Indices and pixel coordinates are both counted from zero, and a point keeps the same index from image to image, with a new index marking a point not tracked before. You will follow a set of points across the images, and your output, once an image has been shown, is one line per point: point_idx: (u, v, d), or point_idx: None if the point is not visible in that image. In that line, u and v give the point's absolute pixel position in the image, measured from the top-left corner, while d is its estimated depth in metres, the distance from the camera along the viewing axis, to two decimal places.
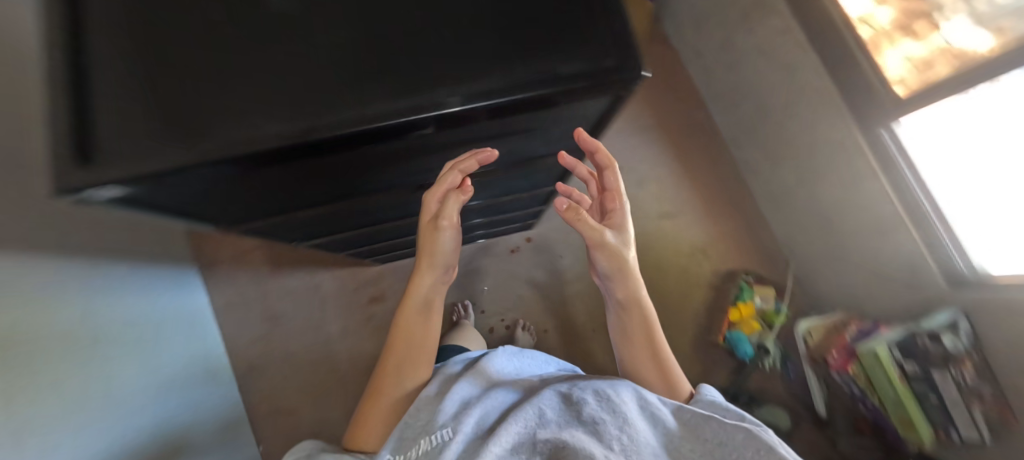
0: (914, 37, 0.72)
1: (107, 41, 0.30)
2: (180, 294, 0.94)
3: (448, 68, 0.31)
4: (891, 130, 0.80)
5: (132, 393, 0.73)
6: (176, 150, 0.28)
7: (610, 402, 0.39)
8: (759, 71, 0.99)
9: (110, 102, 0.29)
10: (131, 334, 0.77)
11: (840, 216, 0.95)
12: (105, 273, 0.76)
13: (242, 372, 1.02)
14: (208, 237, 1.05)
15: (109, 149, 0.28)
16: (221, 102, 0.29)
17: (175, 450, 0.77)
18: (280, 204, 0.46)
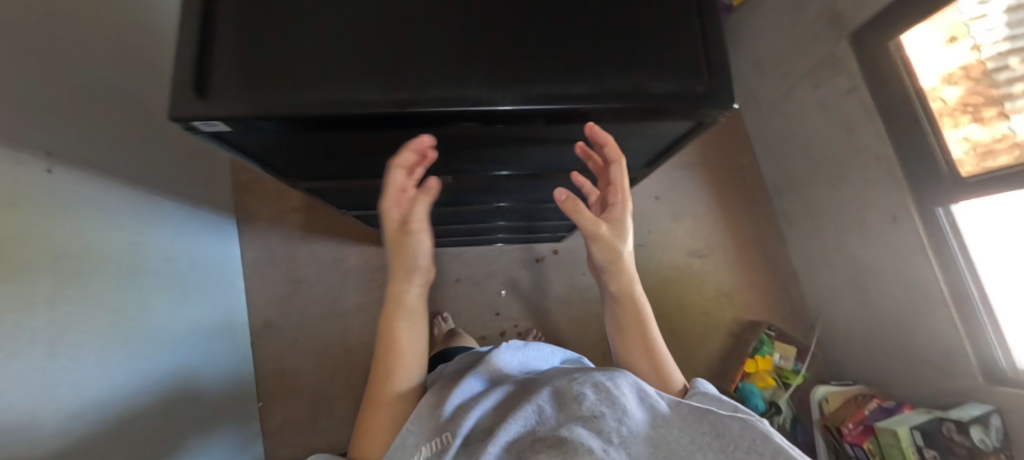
0: (978, 121, 0.72)
1: None
2: (215, 240, 0.97)
3: (544, 67, 0.33)
4: (947, 209, 0.79)
5: (159, 324, 0.75)
6: (284, 99, 0.31)
7: (610, 395, 0.31)
8: (815, 127, 0.99)
9: (230, 46, 0.32)
10: (167, 268, 0.80)
11: (877, 287, 0.93)
12: (155, 208, 0.79)
13: (257, 327, 1.04)
14: (250, 192, 1.09)
15: (222, 88, 0.31)
16: (332, 62, 0.32)
17: (187, 389, 0.80)
18: (348, 170, 0.48)
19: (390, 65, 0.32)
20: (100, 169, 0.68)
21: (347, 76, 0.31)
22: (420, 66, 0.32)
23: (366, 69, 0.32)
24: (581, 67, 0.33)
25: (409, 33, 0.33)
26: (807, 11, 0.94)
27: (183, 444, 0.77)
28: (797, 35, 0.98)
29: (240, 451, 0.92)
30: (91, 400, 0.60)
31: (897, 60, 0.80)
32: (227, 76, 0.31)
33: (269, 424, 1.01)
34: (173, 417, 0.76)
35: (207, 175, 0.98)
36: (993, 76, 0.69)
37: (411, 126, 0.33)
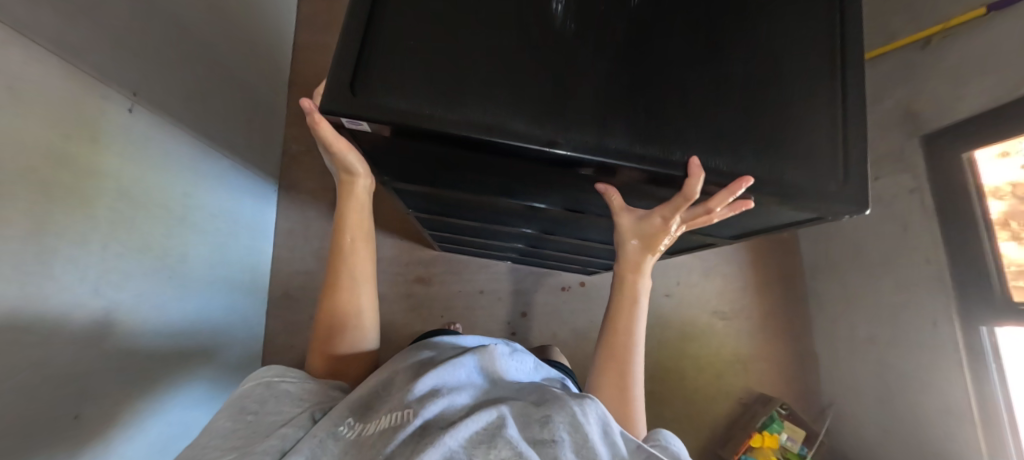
0: (1016, 240, 0.73)
1: None
2: (257, 204, 0.97)
3: (682, 137, 0.35)
4: (991, 330, 0.78)
5: (194, 278, 0.75)
6: (433, 110, 0.31)
7: (574, 423, 0.31)
8: (868, 216, 0.98)
9: (388, 43, 0.31)
10: (212, 224, 0.80)
11: (901, 389, 0.91)
12: (213, 164, 0.79)
13: (275, 296, 1.03)
14: (298, 162, 1.09)
15: (375, 83, 0.30)
16: (484, 86, 0.32)
17: (202, 348, 0.79)
18: (433, 180, 0.49)
19: (540, 100, 0.33)
20: (174, 121, 0.68)
21: (498, 100, 0.32)
22: (568, 108, 0.33)
23: (517, 98, 0.32)
24: (709, 146, 0.35)
25: (562, 71, 0.34)
26: (883, 103, 0.95)
27: (186, 402, 0.75)
28: (869, 124, 0.98)
29: None
30: (116, 346, 0.58)
31: (965, 172, 0.79)
32: (383, 73, 0.31)
33: None
34: (182, 373, 0.74)
35: (263, 138, 0.98)
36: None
37: (537, 161, 0.34)
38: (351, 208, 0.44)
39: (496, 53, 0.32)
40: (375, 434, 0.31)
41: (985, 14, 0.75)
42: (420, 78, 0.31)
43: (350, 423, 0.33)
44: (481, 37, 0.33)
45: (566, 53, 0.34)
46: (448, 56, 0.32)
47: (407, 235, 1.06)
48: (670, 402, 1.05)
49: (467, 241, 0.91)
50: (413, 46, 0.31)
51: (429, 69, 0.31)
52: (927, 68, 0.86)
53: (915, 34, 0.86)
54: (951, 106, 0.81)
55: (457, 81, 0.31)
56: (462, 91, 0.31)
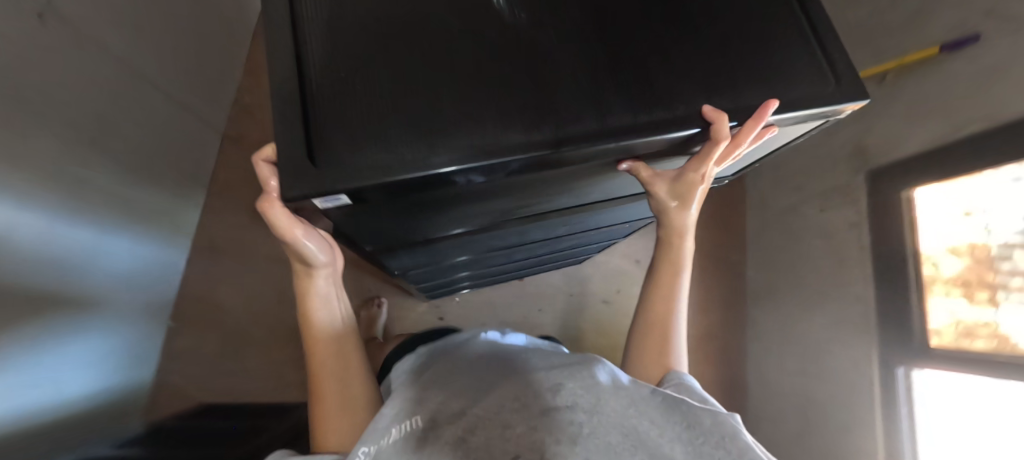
0: (968, 297, 0.72)
1: (322, 47, 0.31)
2: (192, 146, 0.91)
3: (687, 103, 0.33)
4: (907, 371, 0.76)
5: (87, 221, 0.66)
6: (422, 148, 0.28)
7: (581, 392, 0.28)
8: (810, 249, 0.97)
9: (328, 104, 0.29)
10: (123, 163, 0.72)
11: (814, 426, 0.90)
12: (148, 96, 0.75)
13: (199, 247, 0.97)
14: (247, 112, 1.05)
15: (339, 139, 0.28)
16: (444, 101, 0.30)
17: (88, 299, 0.69)
18: (400, 231, 0.46)
19: (513, 102, 0.31)
20: (100, 39, 0.64)
21: (472, 114, 0.30)
22: (547, 99, 0.31)
23: (490, 103, 0.30)
24: (709, 94, 0.33)
25: (514, 74, 0.32)
26: (838, 137, 0.94)
27: (74, 359, 0.68)
28: (823, 157, 0.98)
29: (130, 365, 0.82)
30: (12, 280, 0.52)
31: (903, 208, 0.80)
32: (343, 125, 0.28)
33: (172, 348, 0.92)
34: (74, 329, 0.67)
35: (212, 81, 0.94)
36: (995, 263, 0.69)
37: (547, 166, 0.32)
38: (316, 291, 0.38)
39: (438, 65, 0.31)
40: (393, 446, 0.27)
41: (937, 53, 0.75)
42: (381, 113, 0.29)
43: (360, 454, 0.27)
44: (412, 53, 0.31)
45: (512, 55, 0.32)
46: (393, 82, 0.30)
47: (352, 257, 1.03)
48: None
49: (430, 286, 0.88)
50: (356, 85, 0.29)
51: (378, 107, 0.29)
52: (881, 104, 0.86)
53: (872, 69, 0.86)
54: (899, 143, 0.80)
55: (417, 101, 0.29)
56: (422, 117, 0.29)
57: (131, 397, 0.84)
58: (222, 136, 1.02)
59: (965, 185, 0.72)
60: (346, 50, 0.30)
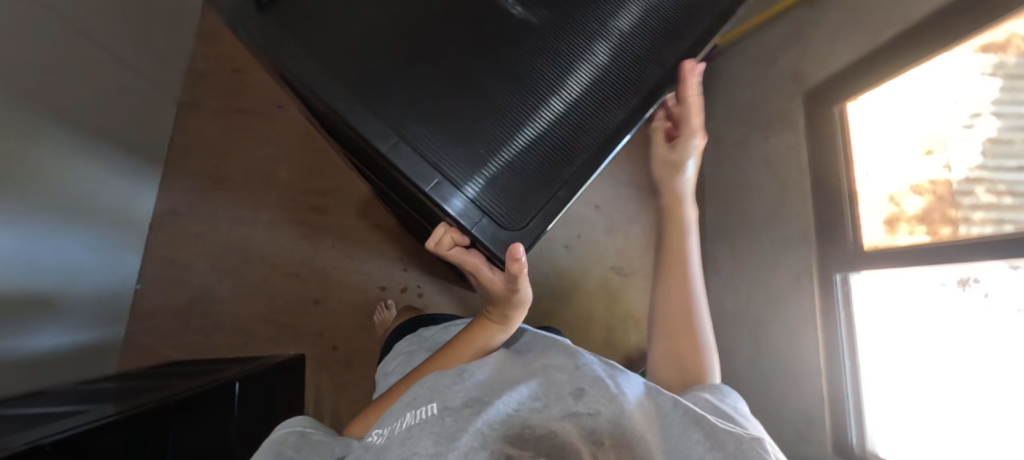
0: (931, 233, 0.67)
1: (387, 115, 0.33)
2: (147, 112, 0.93)
3: (668, 63, 0.42)
4: (845, 277, 0.79)
5: (37, 203, 0.68)
6: (523, 157, 0.36)
7: (607, 394, 0.31)
8: (757, 178, 1.00)
9: (450, 169, 0.34)
10: (75, 126, 0.74)
11: (766, 346, 0.93)
12: (96, 56, 0.77)
13: (163, 211, 1.00)
14: (203, 79, 1.07)
15: (463, 170, 0.34)
16: (513, 122, 0.36)
17: (41, 285, 0.71)
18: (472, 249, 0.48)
19: (534, 95, 0.37)
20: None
21: (530, 148, 0.37)
22: (578, 100, 0.39)
23: (521, 104, 0.37)
24: (667, 47, 0.42)
25: (541, 87, 0.38)
26: (777, 66, 0.97)
27: (27, 334, 0.68)
28: (765, 88, 1.00)
29: (96, 326, 0.85)
30: None
31: (837, 124, 0.83)
32: (449, 156, 0.34)
33: (140, 308, 0.95)
34: (21, 310, 0.67)
35: (162, 46, 0.96)
36: (957, 198, 0.64)
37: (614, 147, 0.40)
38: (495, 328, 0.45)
39: (459, 83, 0.36)
40: (404, 428, 0.27)
41: None
42: (488, 159, 0.35)
43: (377, 434, 0.29)
44: (440, 96, 0.35)
45: (513, 84, 0.37)
46: (443, 110, 0.35)
47: (320, 222, 1.05)
48: None
49: None
50: (423, 122, 0.34)
51: (481, 145, 0.35)
52: (813, 27, 0.88)
53: None
54: (828, 60, 0.84)
55: (479, 118, 0.36)
56: (514, 139, 0.36)
57: (99, 354, 0.86)
58: (178, 104, 1.04)
59: (899, 112, 0.74)
60: (384, 97, 0.34)
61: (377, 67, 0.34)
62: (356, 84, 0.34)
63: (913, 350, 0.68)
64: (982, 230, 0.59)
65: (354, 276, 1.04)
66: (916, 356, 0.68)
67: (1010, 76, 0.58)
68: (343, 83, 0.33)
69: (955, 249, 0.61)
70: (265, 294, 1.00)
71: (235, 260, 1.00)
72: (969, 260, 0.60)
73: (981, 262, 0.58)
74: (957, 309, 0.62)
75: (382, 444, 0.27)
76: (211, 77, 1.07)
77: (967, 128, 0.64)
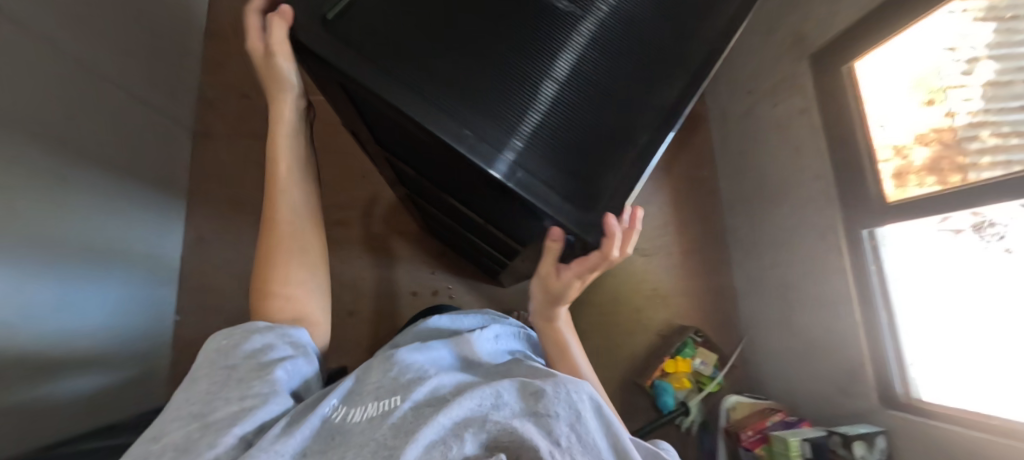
0: (942, 184, 0.69)
1: (425, 91, 0.31)
2: (163, 146, 0.94)
3: (707, 31, 0.40)
4: (871, 232, 0.80)
5: (75, 246, 0.70)
6: (570, 131, 0.35)
7: (568, 393, 0.30)
8: (770, 144, 1.01)
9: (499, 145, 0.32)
10: (101, 168, 0.76)
11: (800, 308, 0.95)
12: (116, 99, 0.79)
13: (190, 241, 1.01)
14: (213, 108, 1.08)
15: (516, 147, 0.32)
16: (558, 95, 0.35)
17: (84, 324, 0.73)
18: (514, 228, 0.49)
19: (587, 72, 0.36)
20: (71, 48, 0.68)
21: (578, 122, 0.35)
22: (622, 70, 0.37)
23: (573, 80, 0.35)
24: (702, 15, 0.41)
25: (582, 55, 0.36)
26: (779, 32, 0.99)
27: (74, 374, 0.70)
28: (770, 56, 1.02)
29: (141, 359, 0.87)
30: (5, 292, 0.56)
31: (846, 83, 0.84)
32: (497, 131, 0.32)
33: (180, 338, 0.97)
34: (64, 357, 0.68)
35: (170, 80, 0.97)
36: (963, 144, 0.67)
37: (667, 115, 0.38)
38: (280, 126, 0.42)
39: (507, 57, 0.33)
40: (367, 419, 0.30)
41: None
42: (538, 137, 0.34)
43: (336, 408, 0.32)
44: (479, 68, 0.33)
45: (553, 51, 0.35)
46: (495, 88, 0.33)
47: (345, 235, 1.06)
48: (588, 335, 1.09)
49: (481, 261, 0.91)
50: (477, 105, 0.32)
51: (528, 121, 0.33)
52: None
53: None
54: (830, 22, 0.86)
55: (529, 93, 0.34)
56: (562, 114, 0.35)
57: (147, 387, 0.88)
58: (191, 135, 1.05)
59: (900, 65, 0.76)
60: (419, 71, 0.32)
61: (411, 42, 0.32)
62: (407, 72, 0.32)
63: (946, 297, 0.70)
64: (992, 171, 0.61)
65: (383, 286, 1.05)
66: (947, 303, 0.70)
67: (1003, 17, 0.61)
68: (395, 75, 0.31)
69: (971, 192, 0.63)
70: None
71: None
72: (982, 202, 0.61)
73: (991, 203, 0.60)
74: (969, 255, 0.66)
75: (343, 426, 0.30)
76: (221, 105, 1.08)
77: (967, 74, 0.66)
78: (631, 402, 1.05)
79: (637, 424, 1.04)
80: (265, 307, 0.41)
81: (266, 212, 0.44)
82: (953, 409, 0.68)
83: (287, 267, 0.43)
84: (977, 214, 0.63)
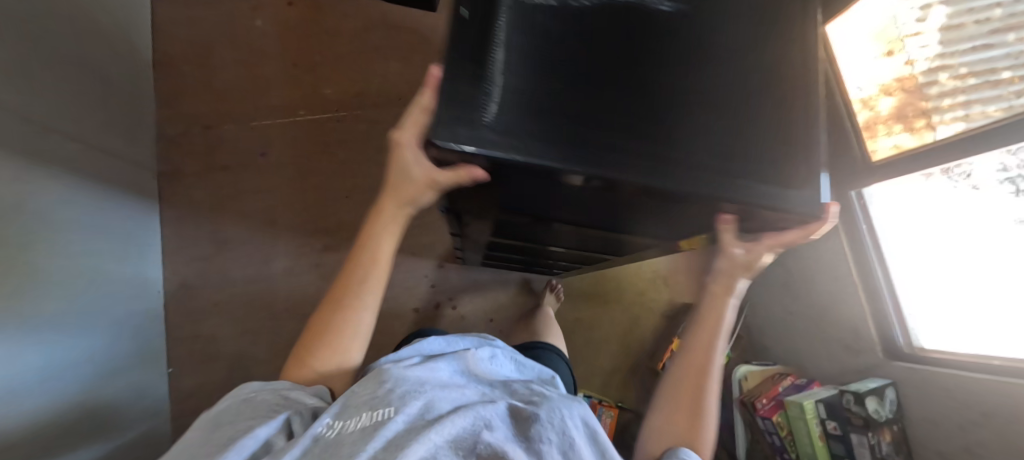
0: (910, 131, 0.72)
1: (517, 133, 0.25)
2: (130, 195, 0.88)
3: None
4: (859, 192, 0.82)
5: (64, 316, 0.67)
6: (640, 110, 0.29)
7: (560, 422, 0.32)
8: None
9: (613, 159, 0.27)
10: (74, 230, 0.71)
11: (798, 273, 0.97)
12: (77, 154, 0.74)
13: (174, 288, 0.96)
14: (176, 145, 1.01)
15: (619, 152, 0.28)
16: (604, 92, 0.29)
17: (84, 395, 0.69)
18: (586, 227, 0.46)
19: (603, 49, 0.30)
20: (25, 109, 0.63)
21: (641, 110, 0.30)
22: (635, 39, 0.31)
23: (599, 62, 0.29)
24: None
25: (583, 36, 0.29)
26: None
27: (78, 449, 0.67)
28: None
29: (144, 420, 0.83)
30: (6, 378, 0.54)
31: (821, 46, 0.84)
32: (593, 147, 0.27)
33: (179, 391, 0.92)
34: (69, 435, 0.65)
35: (125, 120, 0.90)
36: (924, 90, 0.69)
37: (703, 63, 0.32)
38: (381, 219, 0.39)
39: (532, 64, 0.27)
40: (356, 431, 0.31)
41: None
42: (626, 136, 0.28)
43: (328, 425, 0.32)
44: (526, 84, 0.26)
45: (559, 46, 0.28)
46: (551, 105, 0.27)
47: (337, 260, 1.03)
48: (596, 326, 1.09)
49: (528, 263, 0.90)
50: (653, 137, 0.29)
51: (604, 120, 0.28)
52: None
53: None
54: None
55: (574, 91, 0.28)
56: (624, 106, 0.29)
57: (151, 448, 0.84)
58: (157, 177, 0.98)
59: (858, 24, 0.77)
60: (488, 116, 0.25)
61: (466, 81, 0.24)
62: (579, 128, 0.27)
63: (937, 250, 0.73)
64: (954, 113, 0.65)
65: (385, 305, 1.02)
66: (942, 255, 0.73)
67: None
68: (579, 138, 0.27)
69: (957, 145, 0.63)
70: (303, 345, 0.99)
71: (262, 319, 0.98)
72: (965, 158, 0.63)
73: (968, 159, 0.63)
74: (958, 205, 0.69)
75: (334, 440, 0.30)
76: (184, 141, 1.01)
77: (921, 21, 0.67)
78: (645, 385, 1.07)
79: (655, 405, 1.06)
80: (306, 358, 0.39)
81: (332, 290, 0.40)
82: (953, 354, 0.72)
83: (335, 342, 0.39)
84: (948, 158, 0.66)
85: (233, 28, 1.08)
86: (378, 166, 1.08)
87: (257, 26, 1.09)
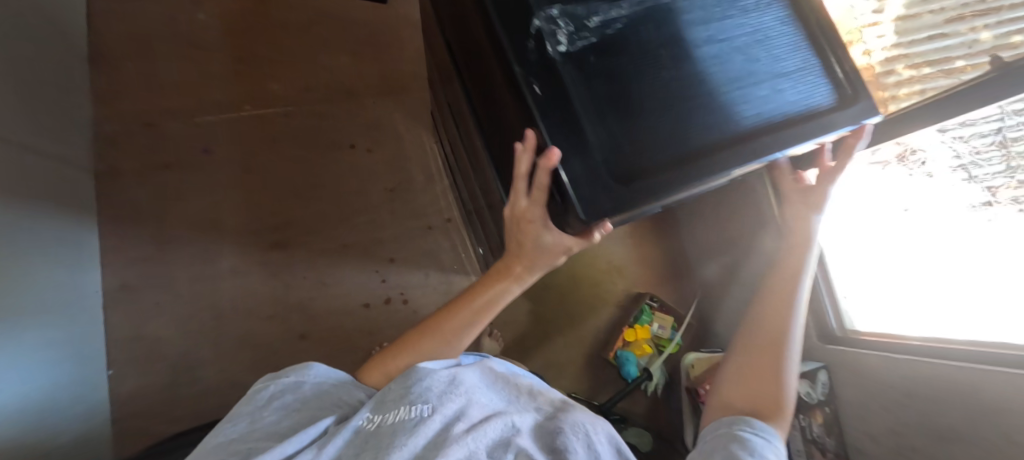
0: None
1: (625, 180, 0.35)
2: (65, 195, 0.87)
3: None
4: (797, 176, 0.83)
5: (13, 315, 0.67)
6: (701, 125, 0.38)
7: (587, 437, 0.35)
8: None
9: (693, 164, 0.37)
10: (16, 231, 0.71)
11: (741, 261, 0.99)
12: (16, 155, 0.74)
13: (113, 289, 0.94)
14: (116, 143, 0.99)
15: (698, 162, 0.37)
16: (664, 126, 0.37)
17: (37, 393, 0.70)
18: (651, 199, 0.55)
19: (650, 90, 0.37)
20: None
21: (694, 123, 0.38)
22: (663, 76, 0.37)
23: (654, 102, 0.37)
24: None
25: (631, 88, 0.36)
26: None
27: None
28: None
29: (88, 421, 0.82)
30: None
31: None
32: (677, 165, 0.37)
33: (119, 394, 0.90)
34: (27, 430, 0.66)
35: (59, 119, 0.88)
36: (881, 79, 0.69)
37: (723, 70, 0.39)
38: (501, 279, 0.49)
39: (614, 132, 0.35)
40: (391, 423, 0.34)
41: None
42: (691, 145, 0.38)
43: (369, 418, 0.36)
44: (615, 143, 0.35)
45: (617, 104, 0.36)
46: (637, 151, 0.36)
47: (285, 258, 1.01)
48: (551, 317, 1.09)
49: None
50: (712, 141, 0.38)
51: (675, 141, 0.37)
52: None
53: None
54: None
55: (646, 129, 0.36)
56: (684, 130, 0.38)
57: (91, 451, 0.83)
58: (94, 175, 0.96)
59: None
60: (607, 180, 0.35)
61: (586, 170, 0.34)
62: (662, 146, 0.37)
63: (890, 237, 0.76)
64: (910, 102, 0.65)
65: (335, 302, 1.01)
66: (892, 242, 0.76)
67: None
68: (660, 157, 0.36)
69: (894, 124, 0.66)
70: (251, 344, 0.97)
71: (207, 318, 0.96)
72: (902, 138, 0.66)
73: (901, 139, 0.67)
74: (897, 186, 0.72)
75: (374, 431, 0.34)
76: (123, 139, 0.99)
77: (878, 11, 0.67)
78: (599, 374, 1.08)
79: (608, 395, 1.06)
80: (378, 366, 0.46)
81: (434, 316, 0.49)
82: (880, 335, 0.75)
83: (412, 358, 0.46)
84: (901, 144, 0.68)
85: (173, 21, 1.06)
86: (329, 161, 1.06)
87: (200, 20, 1.07)
